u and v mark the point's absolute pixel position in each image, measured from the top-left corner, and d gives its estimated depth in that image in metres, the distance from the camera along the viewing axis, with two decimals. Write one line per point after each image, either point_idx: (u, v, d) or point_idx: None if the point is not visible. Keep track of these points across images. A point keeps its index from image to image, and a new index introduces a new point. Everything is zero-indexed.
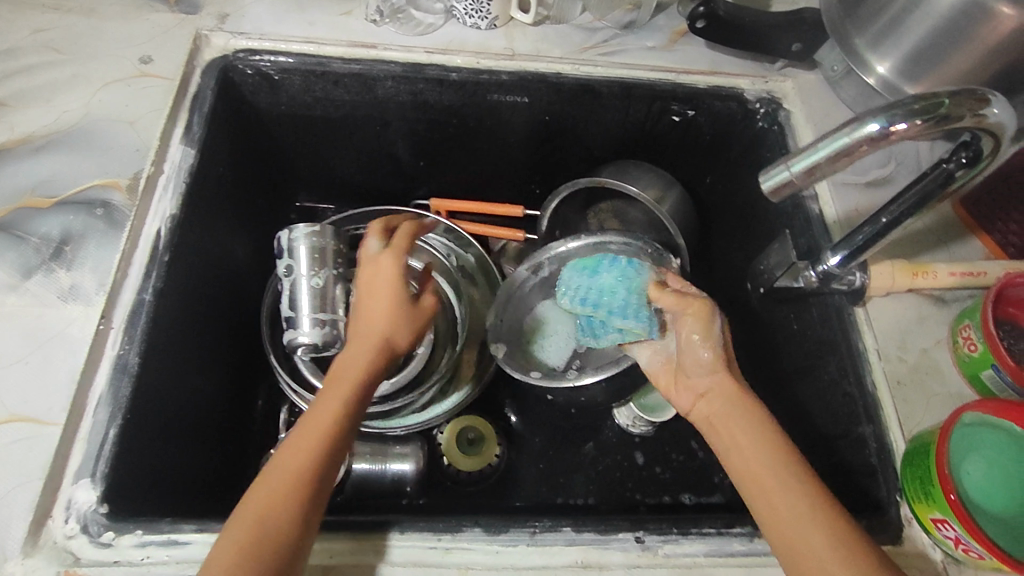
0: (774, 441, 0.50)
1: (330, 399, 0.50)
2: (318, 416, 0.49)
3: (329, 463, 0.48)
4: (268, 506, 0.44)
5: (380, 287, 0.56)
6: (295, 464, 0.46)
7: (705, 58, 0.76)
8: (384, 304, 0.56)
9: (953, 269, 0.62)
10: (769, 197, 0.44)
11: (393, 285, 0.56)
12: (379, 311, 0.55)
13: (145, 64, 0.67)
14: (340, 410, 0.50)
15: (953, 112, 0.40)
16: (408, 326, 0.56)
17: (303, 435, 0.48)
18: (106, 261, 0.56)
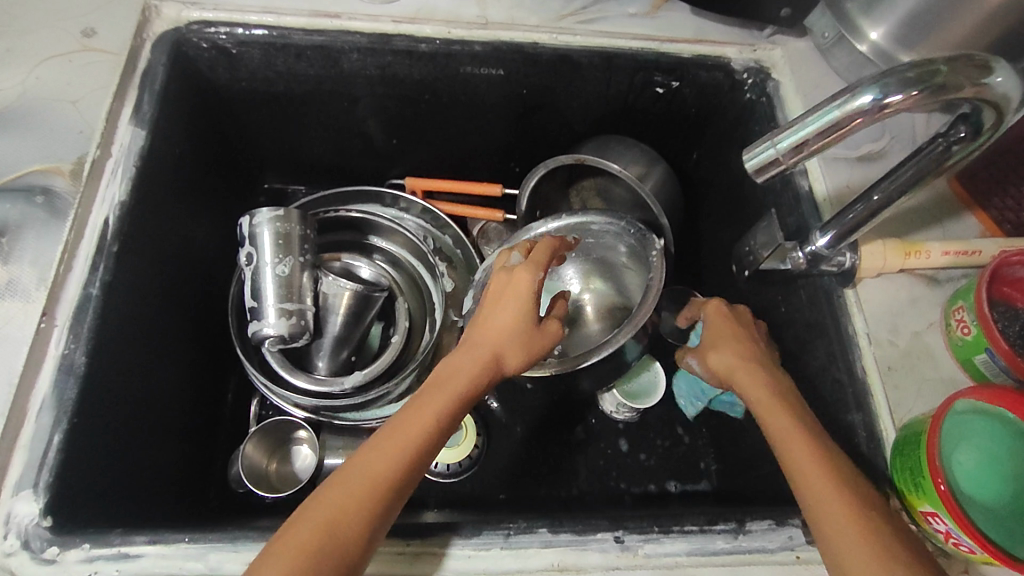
0: (812, 436, 0.48)
1: (420, 407, 0.48)
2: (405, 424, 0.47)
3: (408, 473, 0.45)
4: (338, 512, 0.43)
5: (511, 296, 0.53)
6: (374, 473, 0.44)
7: (692, 25, 0.72)
8: (501, 315, 0.52)
9: (947, 248, 0.59)
10: (754, 177, 0.41)
11: (528, 295, 0.53)
12: (500, 322, 0.52)
13: (88, 37, 0.62)
14: (435, 423, 0.48)
15: (950, 80, 0.37)
16: (537, 340, 0.53)
17: (388, 445, 0.46)
18: (47, 255, 0.52)
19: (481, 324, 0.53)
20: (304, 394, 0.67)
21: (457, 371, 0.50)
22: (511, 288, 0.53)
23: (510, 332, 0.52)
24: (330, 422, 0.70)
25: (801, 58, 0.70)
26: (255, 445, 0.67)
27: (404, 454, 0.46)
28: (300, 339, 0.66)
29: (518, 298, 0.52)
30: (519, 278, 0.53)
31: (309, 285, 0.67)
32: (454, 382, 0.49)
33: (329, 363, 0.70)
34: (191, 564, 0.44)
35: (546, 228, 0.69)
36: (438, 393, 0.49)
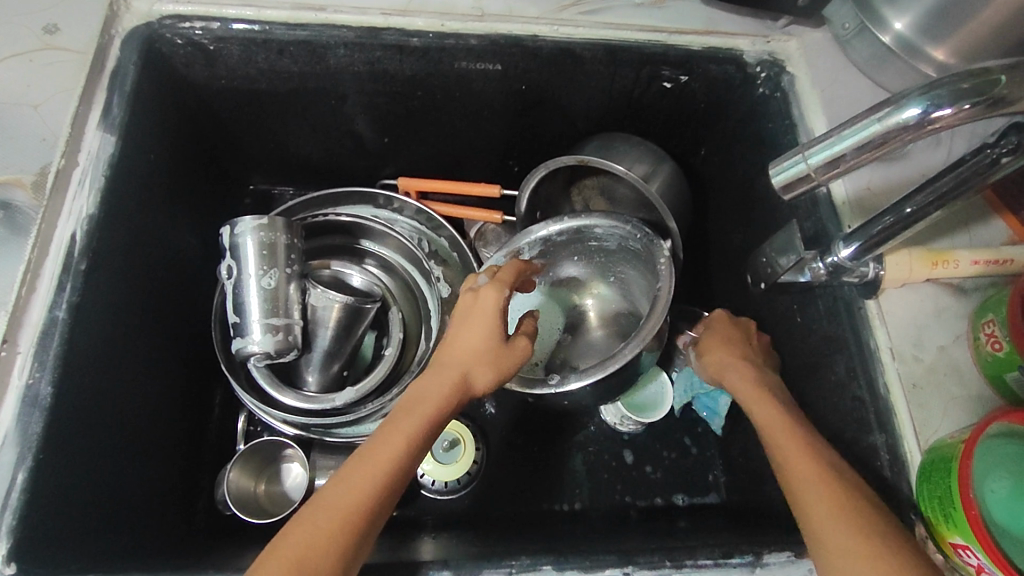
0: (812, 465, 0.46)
1: (392, 433, 0.45)
2: (375, 451, 0.44)
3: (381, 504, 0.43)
4: (306, 552, 0.39)
5: (477, 315, 0.50)
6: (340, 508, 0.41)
7: (702, 15, 0.67)
8: (468, 335, 0.50)
9: (976, 256, 0.55)
10: (780, 193, 0.37)
11: (494, 314, 0.50)
12: (469, 341, 0.49)
13: (50, 34, 0.57)
14: (404, 450, 0.45)
15: (1010, 92, 0.32)
16: (510, 358, 0.50)
17: (353, 477, 0.43)
18: (8, 274, 0.48)
19: (450, 345, 0.50)
20: (293, 412, 0.64)
21: (428, 393, 0.48)
22: (474, 309, 0.51)
23: (482, 351, 0.49)
24: (321, 439, 0.66)
25: (818, 50, 0.66)
26: (240, 470, 0.64)
27: (375, 485, 0.43)
28: (288, 355, 0.62)
29: (483, 319, 0.50)
30: (484, 296, 0.50)
31: (296, 297, 0.63)
32: (426, 406, 0.47)
33: (319, 378, 0.66)
34: None
35: (547, 231, 0.65)
36: (410, 416, 0.46)
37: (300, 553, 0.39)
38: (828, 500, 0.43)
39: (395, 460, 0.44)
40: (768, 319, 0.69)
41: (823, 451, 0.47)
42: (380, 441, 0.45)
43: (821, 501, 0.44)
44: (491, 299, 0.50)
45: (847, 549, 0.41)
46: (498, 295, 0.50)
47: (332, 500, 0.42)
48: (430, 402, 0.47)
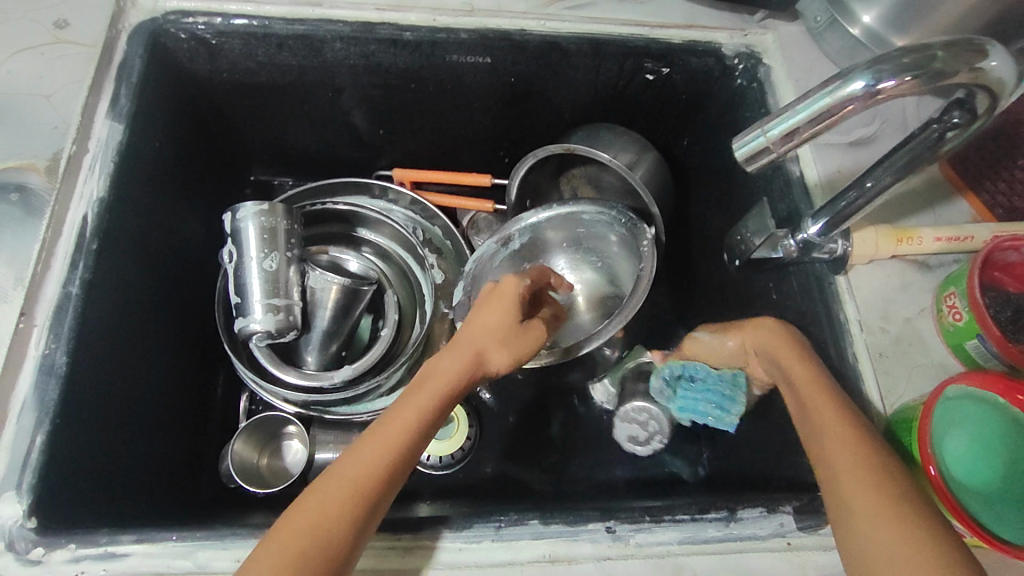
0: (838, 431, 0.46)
1: (409, 407, 0.46)
2: (388, 427, 0.45)
3: (390, 481, 0.43)
4: (316, 523, 0.40)
5: (492, 301, 0.53)
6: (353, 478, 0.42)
7: (682, 10, 0.71)
8: (487, 318, 0.52)
9: (939, 234, 0.59)
10: (744, 166, 0.40)
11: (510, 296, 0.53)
12: (485, 322, 0.52)
13: (60, 28, 0.60)
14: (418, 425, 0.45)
15: (946, 67, 0.36)
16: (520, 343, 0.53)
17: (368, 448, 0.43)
18: (24, 251, 0.51)
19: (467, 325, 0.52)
20: (293, 389, 0.66)
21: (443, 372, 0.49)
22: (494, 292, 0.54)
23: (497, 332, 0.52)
24: (320, 416, 0.69)
25: (792, 42, 0.69)
26: (244, 442, 0.67)
27: (385, 460, 0.43)
28: (288, 334, 0.65)
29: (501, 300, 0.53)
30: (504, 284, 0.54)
31: (296, 279, 0.66)
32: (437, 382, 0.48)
33: (318, 358, 0.69)
34: (180, 562, 0.44)
35: (537, 218, 0.66)
36: (423, 393, 0.47)
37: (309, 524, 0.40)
38: (855, 467, 0.43)
39: (407, 435, 0.44)
40: (743, 299, 0.71)
41: (853, 419, 0.46)
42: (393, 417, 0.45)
43: (847, 467, 0.43)
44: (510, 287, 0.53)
45: (868, 514, 0.40)
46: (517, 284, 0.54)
47: (344, 471, 0.42)
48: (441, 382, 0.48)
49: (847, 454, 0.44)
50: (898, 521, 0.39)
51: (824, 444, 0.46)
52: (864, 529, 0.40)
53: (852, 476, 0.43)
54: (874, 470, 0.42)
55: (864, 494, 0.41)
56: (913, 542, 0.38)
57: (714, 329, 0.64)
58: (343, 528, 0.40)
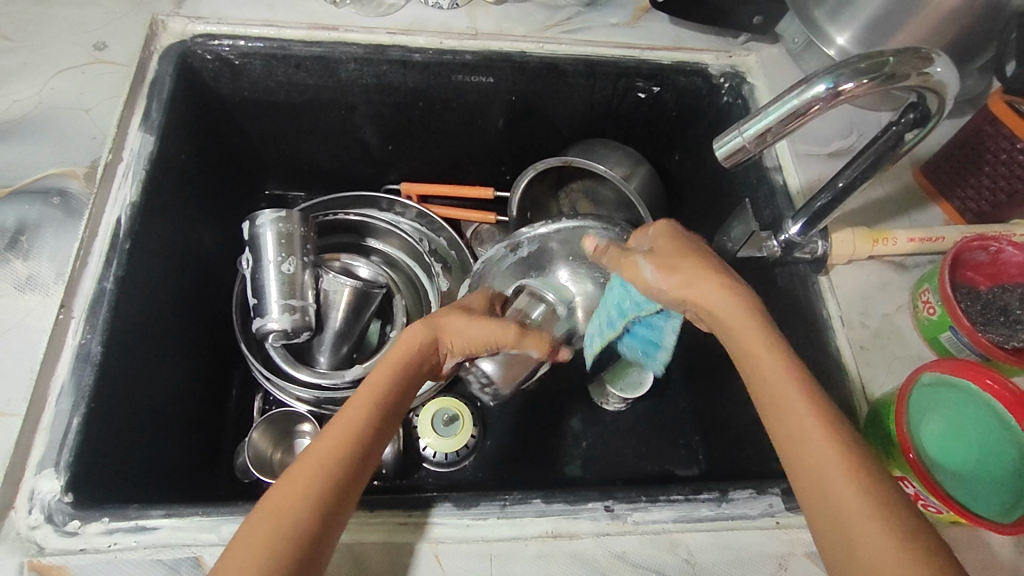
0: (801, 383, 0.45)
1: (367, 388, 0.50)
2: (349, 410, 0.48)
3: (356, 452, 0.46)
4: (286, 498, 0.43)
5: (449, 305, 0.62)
6: (321, 451, 0.45)
7: (670, 34, 0.76)
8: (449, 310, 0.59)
9: (912, 235, 0.63)
10: (724, 164, 0.46)
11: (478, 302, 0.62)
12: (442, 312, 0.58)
13: (99, 50, 0.66)
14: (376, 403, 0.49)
15: (897, 70, 0.42)
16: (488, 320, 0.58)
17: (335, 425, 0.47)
18: (66, 250, 0.55)
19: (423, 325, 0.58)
20: (307, 387, 0.70)
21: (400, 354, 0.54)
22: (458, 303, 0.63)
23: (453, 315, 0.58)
24: (332, 414, 0.72)
25: (774, 62, 0.75)
26: (262, 433, 0.70)
27: (345, 435, 0.47)
28: (303, 334, 0.69)
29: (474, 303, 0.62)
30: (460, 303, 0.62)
31: (310, 283, 0.70)
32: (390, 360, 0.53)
33: (330, 358, 0.72)
34: (205, 535, 0.47)
35: (544, 229, 0.68)
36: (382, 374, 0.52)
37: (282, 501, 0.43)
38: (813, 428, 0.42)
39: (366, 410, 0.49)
40: None
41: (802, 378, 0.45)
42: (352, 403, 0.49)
43: (806, 436, 0.42)
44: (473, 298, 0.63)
45: (827, 472, 0.41)
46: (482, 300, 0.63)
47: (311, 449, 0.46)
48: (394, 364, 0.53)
49: (800, 414, 0.43)
50: (857, 475, 0.40)
51: (774, 404, 0.45)
52: (835, 489, 0.40)
53: (816, 441, 0.42)
54: (819, 419, 0.43)
55: (823, 455, 0.41)
56: (869, 492, 0.40)
57: (662, 265, 0.51)
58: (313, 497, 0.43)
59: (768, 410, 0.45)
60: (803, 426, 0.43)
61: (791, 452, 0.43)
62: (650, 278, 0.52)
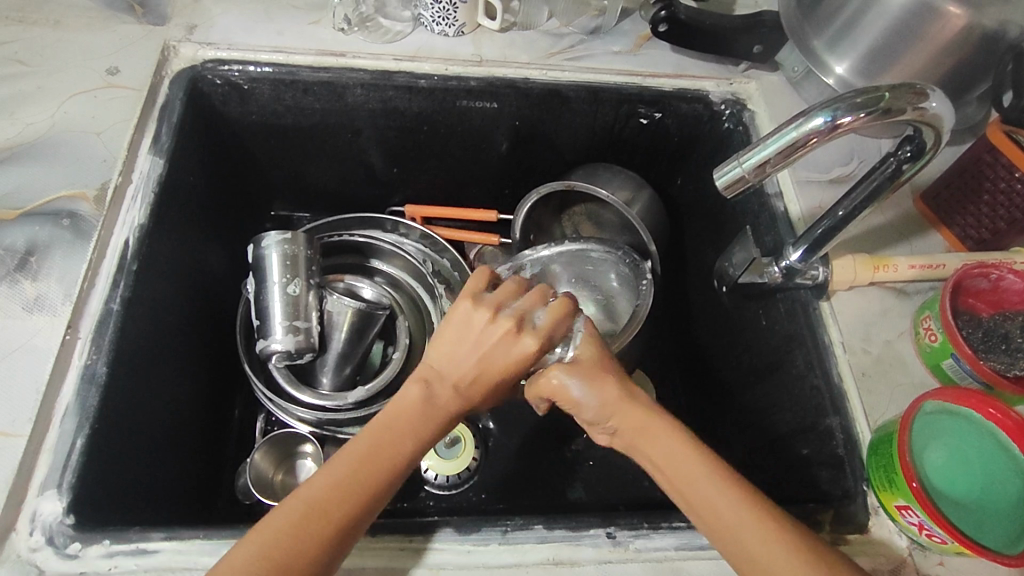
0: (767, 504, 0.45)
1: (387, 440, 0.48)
2: (360, 462, 0.46)
3: (359, 508, 0.44)
4: (282, 544, 0.41)
5: (470, 327, 0.51)
6: (326, 496, 0.43)
7: (671, 61, 0.78)
8: (477, 352, 0.51)
9: (912, 261, 0.63)
10: (724, 193, 0.46)
11: (518, 351, 0.50)
12: (465, 355, 0.51)
13: (111, 75, 0.67)
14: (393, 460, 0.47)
15: (893, 105, 0.43)
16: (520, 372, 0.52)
17: (348, 472, 0.45)
18: (73, 272, 0.56)
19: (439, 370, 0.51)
20: (309, 408, 0.69)
21: (420, 407, 0.49)
22: (477, 335, 0.51)
23: (483, 364, 0.51)
24: (334, 435, 0.72)
25: (775, 90, 0.76)
26: (264, 453, 0.70)
27: (349, 494, 0.44)
28: (305, 355, 0.69)
29: (503, 347, 0.50)
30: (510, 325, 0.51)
31: (314, 304, 0.70)
32: (414, 421, 0.49)
33: (332, 379, 0.73)
34: (205, 559, 0.47)
35: (549, 251, 0.76)
36: (400, 428, 0.48)
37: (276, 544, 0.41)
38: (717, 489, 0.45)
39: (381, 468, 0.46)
40: (735, 326, 0.75)
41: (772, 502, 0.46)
42: (362, 453, 0.46)
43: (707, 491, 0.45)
44: (523, 339, 0.50)
45: (741, 530, 0.43)
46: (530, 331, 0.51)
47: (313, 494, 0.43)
48: (411, 417, 0.49)
49: (703, 481, 0.45)
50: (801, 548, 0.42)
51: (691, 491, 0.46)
52: (754, 550, 0.42)
53: (719, 499, 0.44)
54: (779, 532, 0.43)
55: (738, 513, 0.43)
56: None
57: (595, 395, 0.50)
58: (312, 554, 0.42)
59: (670, 476, 0.47)
60: (708, 487, 0.45)
61: (690, 500, 0.45)
62: (573, 392, 0.50)
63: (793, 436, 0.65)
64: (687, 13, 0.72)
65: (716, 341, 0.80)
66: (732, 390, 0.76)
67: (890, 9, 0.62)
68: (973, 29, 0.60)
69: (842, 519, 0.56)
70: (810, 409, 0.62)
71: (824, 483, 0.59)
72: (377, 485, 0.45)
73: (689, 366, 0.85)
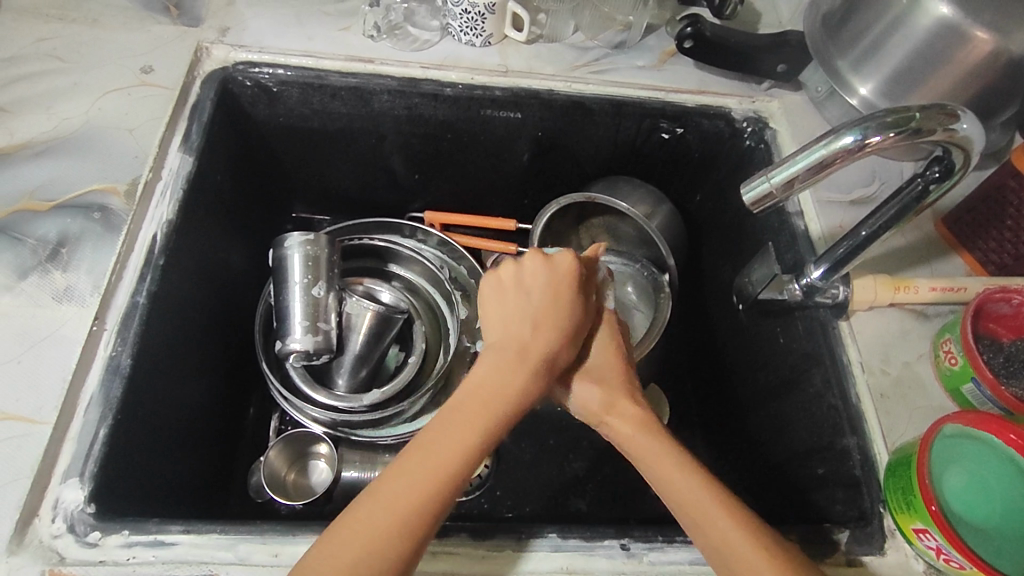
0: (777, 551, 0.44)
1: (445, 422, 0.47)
2: (421, 459, 0.45)
3: (435, 504, 0.43)
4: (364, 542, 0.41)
5: (519, 293, 0.52)
6: (401, 493, 0.43)
7: (694, 78, 0.78)
8: (516, 310, 0.52)
9: (933, 284, 0.63)
10: (751, 208, 0.47)
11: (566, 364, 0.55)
12: (516, 317, 0.52)
13: (145, 73, 0.68)
14: (460, 445, 0.46)
15: (924, 125, 0.44)
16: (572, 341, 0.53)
17: (415, 465, 0.44)
18: (102, 264, 0.57)
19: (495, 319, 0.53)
20: (323, 409, 0.69)
21: (491, 377, 0.49)
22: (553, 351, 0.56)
23: (550, 331, 0.51)
24: (347, 438, 0.71)
25: (797, 109, 0.77)
26: (278, 452, 0.70)
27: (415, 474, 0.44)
28: (322, 356, 0.69)
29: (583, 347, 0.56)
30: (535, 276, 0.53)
31: (333, 305, 0.71)
32: (471, 399, 0.48)
33: (348, 381, 0.72)
34: (222, 554, 0.47)
35: None
36: (466, 407, 0.47)
37: (352, 542, 0.41)
38: (716, 509, 0.46)
39: (456, 455, 0.45)
40: (752, 342, 0.74)
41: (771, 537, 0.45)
42: (422, 448, 0.45)
43: (719, 523, 0.45)
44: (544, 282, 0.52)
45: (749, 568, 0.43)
46: (574, 304, 0.52)
47: (391, 491, 0.43)
48: (484, 396, 0.48)
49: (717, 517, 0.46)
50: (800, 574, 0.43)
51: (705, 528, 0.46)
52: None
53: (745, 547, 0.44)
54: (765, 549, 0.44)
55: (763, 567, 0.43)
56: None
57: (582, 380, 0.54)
58: (389, 551, 0.41)
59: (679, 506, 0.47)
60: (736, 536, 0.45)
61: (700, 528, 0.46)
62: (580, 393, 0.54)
63: (808, 455, 0.64)
64: (713, 31, 0.73)
65: (734, 359, 0.79)
66: (745, 407, 0.76)
67: (915, 32, 0.62)
68: (1000, 55, 0.60)
69: (859, 540, 0.55)
70: (826, 428, 0.62)
71: (839, 503, 0.59)
72: (451, 470, 0.45)
73: (704, 381, 0.85)
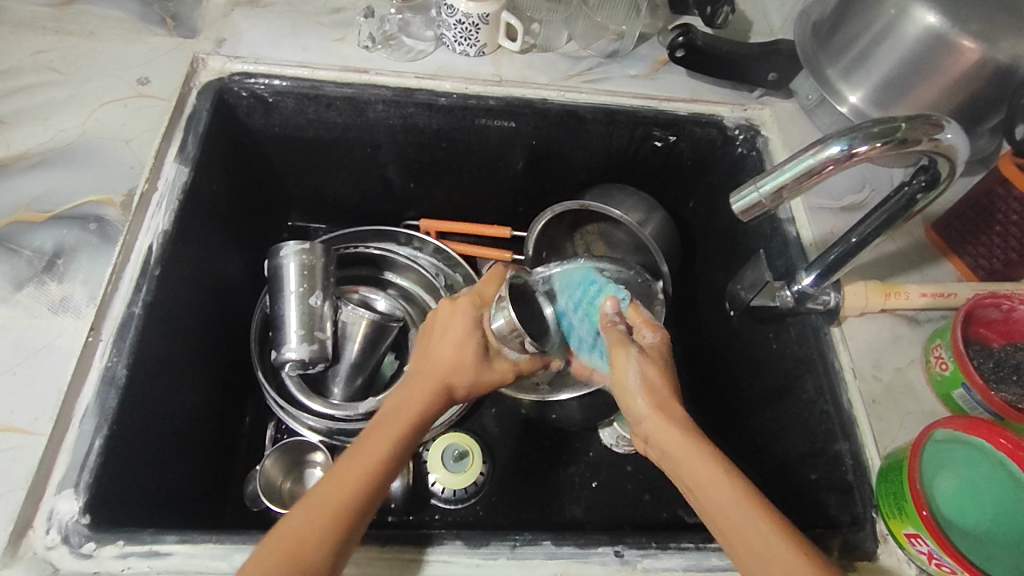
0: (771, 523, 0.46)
1: (376, 438, 0.52)
2: (351, 467, 0.49)
3: (357, 502, 0.47)
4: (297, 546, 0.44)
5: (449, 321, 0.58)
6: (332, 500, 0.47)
7: (686, 86, 0.79)
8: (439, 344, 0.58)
9: (924, 290, 0.64)
10: (740, 217, 0.47)
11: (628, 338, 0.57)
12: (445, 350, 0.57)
13: (141, 85, 0.69)
14: (382, 454, 0.51)
15: (909, 136, 0.45)
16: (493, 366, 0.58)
17: (343, 474, 0.49)
18: (97, 275, 0.57)
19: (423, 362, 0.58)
20: (318, 417, 0.70)
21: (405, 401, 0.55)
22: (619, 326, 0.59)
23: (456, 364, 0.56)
24: (344, 445, 0.72)
25: (789, 117, 0.78)
26: (275, 460, 0.70)
27: (360, 484, 0.48)
28: (318, 364, 0.69)
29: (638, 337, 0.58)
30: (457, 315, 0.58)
31: (329, 314, 0.71)
32: (407, 414, 0.54)
33: (344, 389, 0.72)
34: (217, 563, 0.48)
35: None
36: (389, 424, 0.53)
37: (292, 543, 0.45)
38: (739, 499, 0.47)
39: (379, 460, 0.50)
40: (746, 348, 0.75)
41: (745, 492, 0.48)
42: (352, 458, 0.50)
43: (741, 514, 0.46)
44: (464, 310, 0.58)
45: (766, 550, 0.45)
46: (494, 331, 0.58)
47: (312, 505, 0.47)
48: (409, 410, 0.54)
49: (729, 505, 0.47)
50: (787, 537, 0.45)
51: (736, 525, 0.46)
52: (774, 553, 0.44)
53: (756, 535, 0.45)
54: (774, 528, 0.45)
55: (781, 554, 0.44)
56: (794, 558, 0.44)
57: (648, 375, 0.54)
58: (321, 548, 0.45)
59: (710, 509, 0.48)
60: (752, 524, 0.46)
61: (731, 534, 0.46)
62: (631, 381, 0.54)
63: (801, 460, 0.64)
64: (704, 40, 0.74)
65: (728, 365, 0.79)
66: (740, 413, 0.76)
67: (903, 42, 0.63)
68: (987, 63, 0.61)
69: (851, 546, 0.55)
70: (819, 434, 0.62)
71: (832, 508, 0.59)
72: (374, 475, 0.49)
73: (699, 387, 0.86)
